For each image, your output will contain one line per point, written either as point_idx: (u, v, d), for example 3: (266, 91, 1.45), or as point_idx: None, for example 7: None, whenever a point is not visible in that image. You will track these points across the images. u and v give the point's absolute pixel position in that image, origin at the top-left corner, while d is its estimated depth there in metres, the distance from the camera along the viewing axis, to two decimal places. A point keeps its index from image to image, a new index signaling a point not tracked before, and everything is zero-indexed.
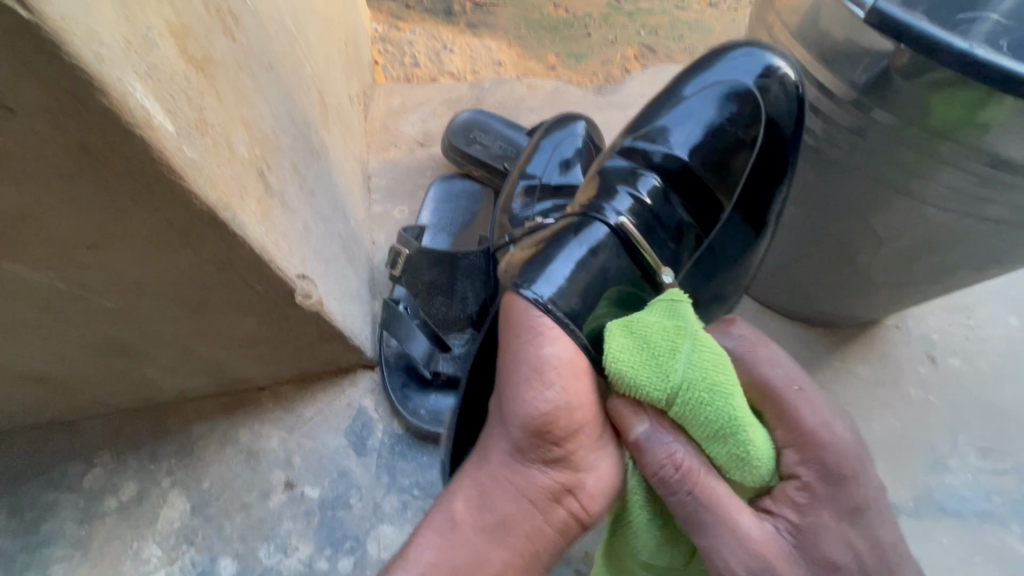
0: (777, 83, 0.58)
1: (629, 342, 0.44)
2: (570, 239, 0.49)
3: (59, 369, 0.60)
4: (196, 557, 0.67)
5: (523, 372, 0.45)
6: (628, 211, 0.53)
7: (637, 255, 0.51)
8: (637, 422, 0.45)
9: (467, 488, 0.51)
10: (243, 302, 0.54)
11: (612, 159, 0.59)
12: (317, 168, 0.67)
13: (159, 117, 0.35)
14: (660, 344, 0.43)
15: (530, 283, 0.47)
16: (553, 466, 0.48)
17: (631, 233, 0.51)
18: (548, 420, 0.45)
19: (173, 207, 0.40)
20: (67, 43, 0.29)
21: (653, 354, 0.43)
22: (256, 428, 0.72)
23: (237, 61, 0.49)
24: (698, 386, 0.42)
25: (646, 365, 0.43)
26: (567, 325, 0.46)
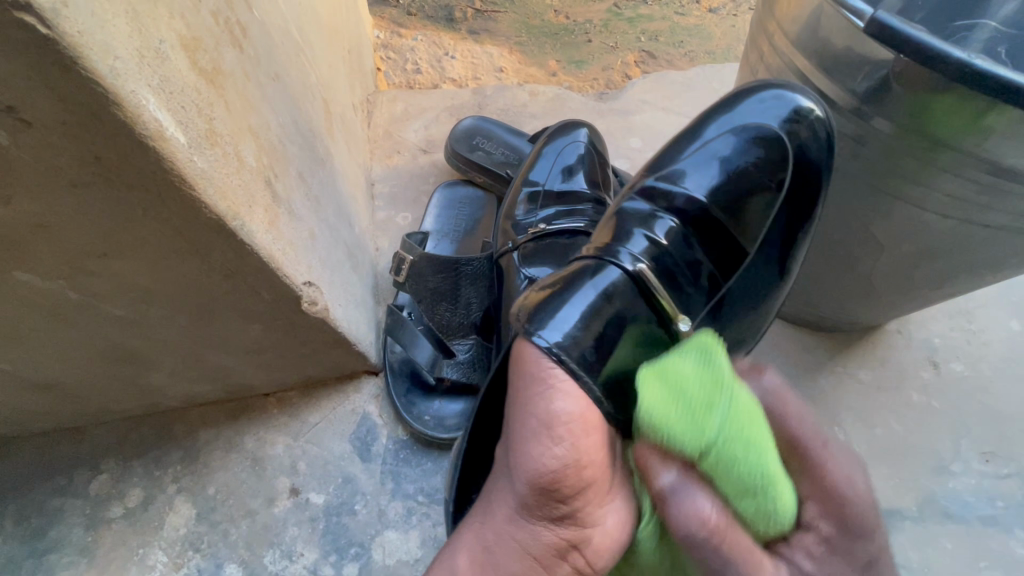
0: (806, 126, 0.57)
1: (658, 389, 0.38)
2: (585, 283, 0.47)
3: (66, 377, 0.61)
4: (201, 563, 0.67)
5: (528, 426, 0.41)
6: (644, 254, 0.52)
7: (654, 302, 0.48)
8: (664, 477, 0.38)
9: (474, 534, 0.49)
10: (250, 310, 0.54)
11: (630, 199, 0.58)
12: (322, 175, 0.67)
13: (171, 128, 0.36)
14: (690, 392, 0.37)
15: (542, 327, 0.44)
16: (558, 524, 0.44)
17: (648, 279, 0.49)
18: (555, 479, 0.41)
19: (185, 217, 0.41)
20: (83, 58, 0.29)
21: (688, 406, 0.37)
22: (261, 434, 0.72)
23: (244, 72, 0.49)
24: (733, 449, 0.37)
25: (679, 420, 0.37)
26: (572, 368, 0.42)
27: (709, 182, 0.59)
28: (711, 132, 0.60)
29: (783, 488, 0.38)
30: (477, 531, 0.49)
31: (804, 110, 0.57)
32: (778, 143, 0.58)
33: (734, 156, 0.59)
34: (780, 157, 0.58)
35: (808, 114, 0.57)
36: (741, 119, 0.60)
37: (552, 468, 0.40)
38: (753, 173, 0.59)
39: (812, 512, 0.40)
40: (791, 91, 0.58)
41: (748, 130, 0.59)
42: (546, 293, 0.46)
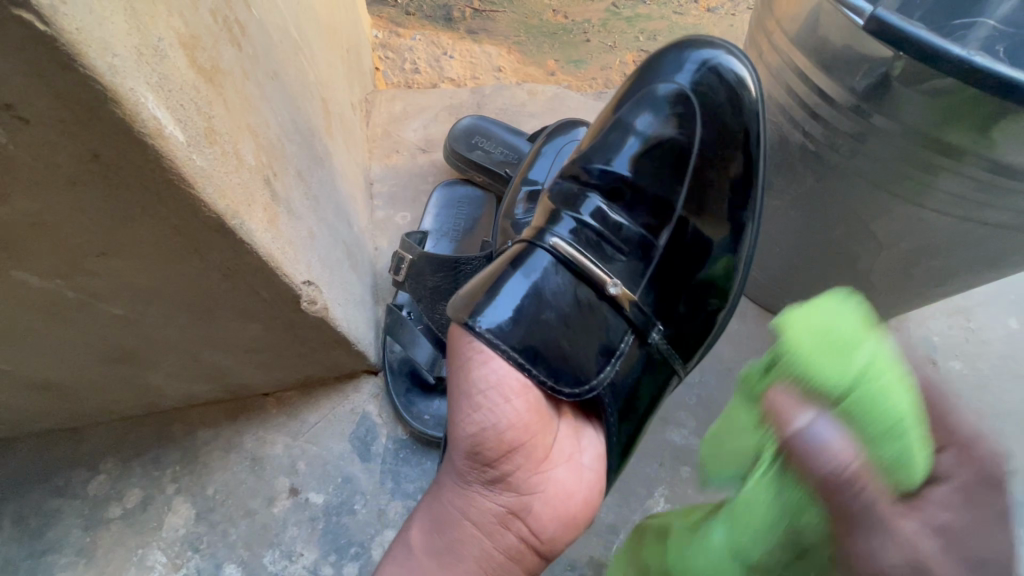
0: (709, 77, 0.58)
1: (813, 326, 0.38)
2: (512, 268, 0.51)
3: (65, 377, 0.60)
4: (201, 564, 0.67)
5: (461, 397, 0.49)
6: (567, 233, 0.53)
7: (576, 270, 0.51)
8: (801, 416, 0.37)
9: (425, 509, 0.53)
10: (249, 309, 0.54)
11: (554, 186, 0.59)
12: (320, 175, 0.67)
13: (170, 126, 0.35)
14: (836, 332, 0.38)
15: (476, 316, 0.48)
16: (495, 488, 0.50)
17: (566, 252, 0.51)
18: (482, 440, 0.48)
19: (184, 216, 0.40)
20: (82, 55, 0.29)
21: (835, 342, 0.37)
22: (260, 434, 0.72)
23: (243, 70, 0.49)
24: (873, 385, 0.35)
25: (824, 353, 0.37)
26: (499, 346, 0.48)
27: (630, 154, 0.59)
28: (625, 109, 0.61)
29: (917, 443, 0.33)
30: (427, 506, 0.53)
31: (723, 78, 0.58)
32: (687, 98, 0.58)
33: (653, 125, 0.59)
34: (693, 112, 0.58)
35: (707, 64, 0.59)
36: (648, 82, 0.60)
37: (481, 426, 0.48)
38: (673, 135, 0.59)
39: (946, 462, 0.34)
40: (689, 50, 0.60)
41: (657, 94, 0.59)
42: (482, 285, 0.50)
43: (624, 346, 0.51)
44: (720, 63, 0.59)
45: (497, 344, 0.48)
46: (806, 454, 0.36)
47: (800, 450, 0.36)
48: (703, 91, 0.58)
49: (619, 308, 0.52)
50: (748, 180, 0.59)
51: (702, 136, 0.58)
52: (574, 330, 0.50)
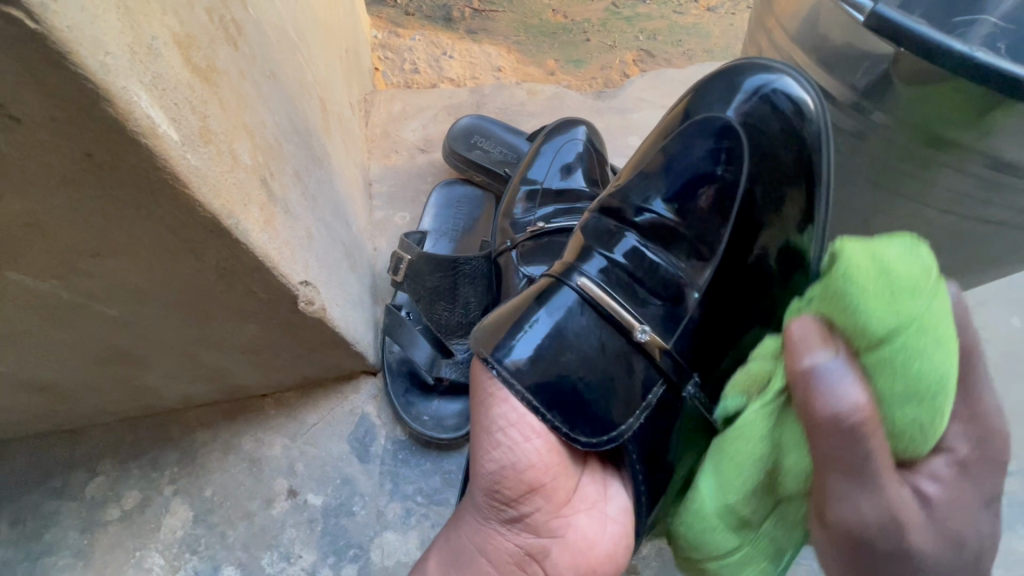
0: (762, 104, 0.53)
1: (880, 263, 0.36)
2: (536, 308, 0.48)
3: (61, 378, 0.60)
4: (198, 565, 0.66)
5: (482, 431, 0.48)
6: (596, 273, 0.50)
7: (605, 313, 0.48)
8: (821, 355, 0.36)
9: (443, 541, 0.53)
10: (247, 310, 0.54)
11: (589, 219, 0.56)
12: (319, 175, 0.67)
13: (164, 125, 0.35)
14: (896, 280, 0.36)
15: (495, 356, 0.47)
16: (514, 528, 0.50)
17: (594, 294, 0.48)
18: (501, 481, 0.48)
19: (178, 216, 0.40)
20: (73, 53, 0.29)
21: (891, 288, 0.35)
22: (259, 436, 0.72)
23: (239, 69, 0.49)
24: (914, 348, 0.35)
25: (876, 298, 0.36)
26: (513, 386, 0.46)
27: (668, 189, 0.55)
28: (664, 139, 0.57)
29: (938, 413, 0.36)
30: (447, 535, 0.53)
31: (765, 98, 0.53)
32: (733, 130, 0.54)
33: (692, 157, 0.55)
34: (738, 144, 0.53)
35: (761, 90, 0.53)
36: (694, 113, 0.56)
37: (502, 464, 0.48)
38: (714, 170, 0.54)
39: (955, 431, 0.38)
40: (740, 74, 0.54)
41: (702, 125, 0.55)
42: (505, 321, 0.48)
43: (652, 397, 0.48)
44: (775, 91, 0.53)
45: (511, 384, 0.46)
46: (810, 387, 0.35)
47: (803, 382, 0.36)
48: (752, 123, 0.53)
49: (649, 357, 0.48)
50: (807, 218, 0.53)
51: (748, 168, 0.53)
52: (599, 379, 0.47)
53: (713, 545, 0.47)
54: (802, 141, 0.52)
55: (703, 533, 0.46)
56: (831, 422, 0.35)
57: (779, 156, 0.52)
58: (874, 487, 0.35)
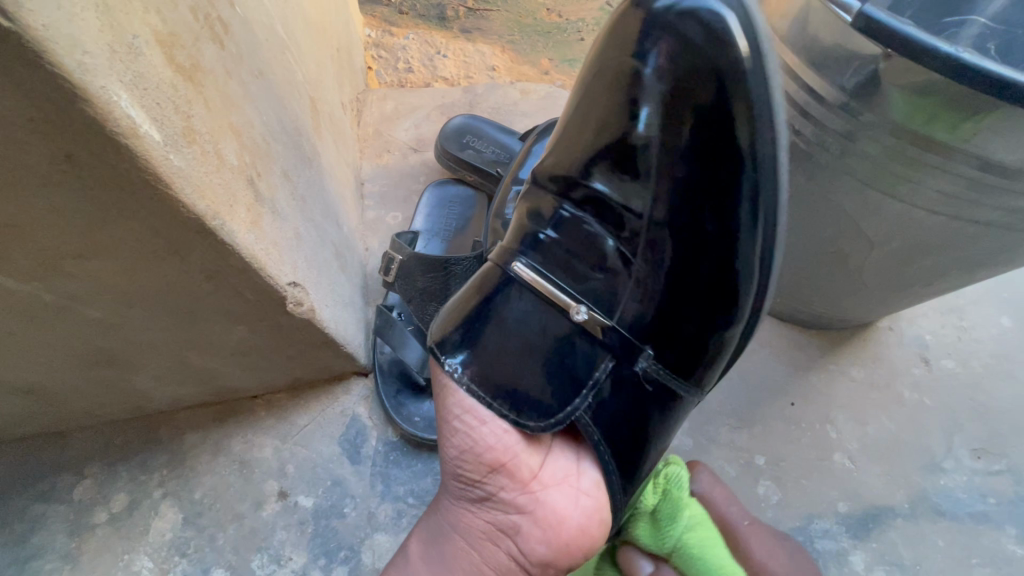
0: (668, 34, 0.41)
1: (654, 500, 0.57)
2: (474, 298, 0.48)
3: (46, 381, 0.60)
4: (188, 568, 0.66)
5: (444, 414, 0.51)
6: (531, 255, 0.47)
7: (544, 296, 0.47)
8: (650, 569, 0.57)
9: (422, 524, 0.54)
10: (234, 311, 0.53)
11: (527, 190, 0.51)
12: (309, 176, 0.67)
13: (144, 125, 0.35)
14: (664, 512, 0.56)
15: (444, 351, 0.48)
16: (485, 505, 0.51)
17: (527, 280, 0.47)
18: (466, 458, 0.50)
19: (162, 217, 0.40)
20: (50, 52, 0.28)
21: (660, 520, 0.56)
22: (249, 437, 0.71)
23: (225, 69, 0.48)
24: (697, 554, 0.55)
25: (651, 526, 0.57)
26: (460, 378, 0.48)
27: (590, 150, 0.47)
28: (581, 86, 0.47)
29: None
30: (426, 518, 0.55)
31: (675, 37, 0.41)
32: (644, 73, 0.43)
33: (606, 112, 0.45)
34: (648, 96, 0.43)
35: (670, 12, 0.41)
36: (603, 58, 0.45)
37: (465, 442, 0.50)
38: (633, 125, 0.44)
39: None
40: None
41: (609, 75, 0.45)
42: (451, 316, 0.49)
43: (599, 374, 0.46)
44: (690, 18, 0.40)
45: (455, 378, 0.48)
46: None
47: None
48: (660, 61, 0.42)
49: (592, 337, 0.46)
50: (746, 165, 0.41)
51: (664, 123, 0.43)
52: (544, 357, 0.46)
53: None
54: (727, 78, 0.39)
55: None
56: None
57: (699, 104, 0.41)
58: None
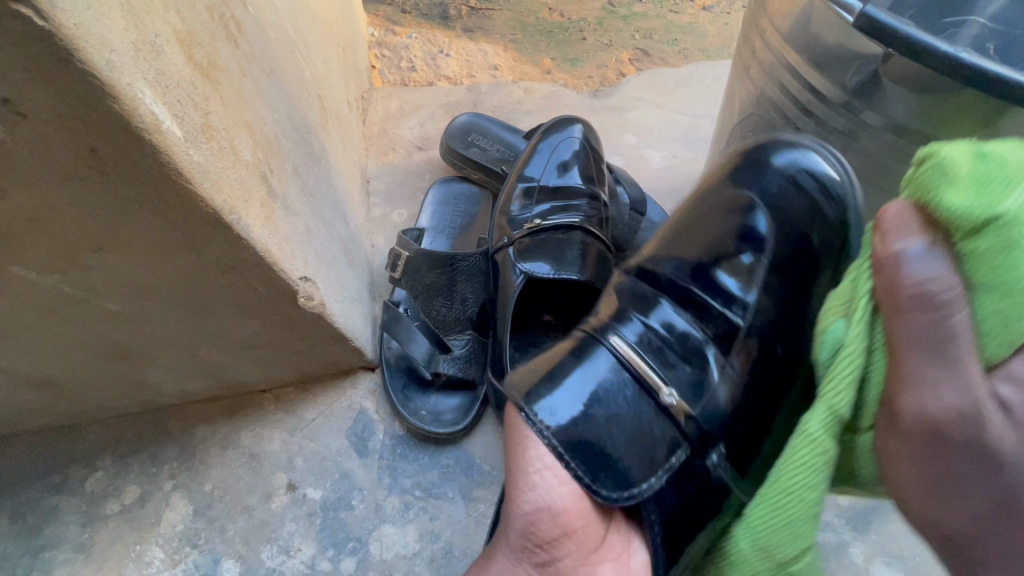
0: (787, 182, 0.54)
1: (967, 157, 0.34)
2: (569, 359, 0.49)
3: (61, 374, 0.61)
4: (198, 559, 0.67)
5: (523, 479, 0.46)
6: (634, 338, 0.50)
7: (640, 378, 0.48)
8: (910, 244, 0.36)
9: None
10: (248, 305, 0.55)
11: (624, 281, 0.56)
12: (318, 172, 0.68)
13: (167, 121, 0.36)
14: (995, 173, 0.34)
15: (532, 404, 0.46)
16: (541, 572, 0.48)
17: (632, 361, 0.48)
18: (534, 522, 0.46)
19: (181, 211, 0.41)
20: (80, 50, 0.30)
21: (986, 182, 0.34)
22: (257, 431, 0.72)
23: (240, 66, 0.49)
24: (1000, 243, 0.34)
25: (965, 187, 0.34)
26: (543, 434, 0.46)
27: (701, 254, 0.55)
28: (690, 212, 0.57)
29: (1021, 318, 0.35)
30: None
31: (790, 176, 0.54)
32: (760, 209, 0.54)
33: (718, 233, 0.55)
34: (761, 223, 0.54)
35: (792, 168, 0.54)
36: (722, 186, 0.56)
37: (534, 513, 0.46)
38: (744, 248, 0.54)
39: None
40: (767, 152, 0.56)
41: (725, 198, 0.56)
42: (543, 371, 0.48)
43: (674, 460, 0.47)
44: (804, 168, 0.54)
45: (539, 430, 0.46)
46: (897, 271, 0.36)
47: (892, 262, 0.36)
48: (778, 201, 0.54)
49: (674, 421, 0.47)
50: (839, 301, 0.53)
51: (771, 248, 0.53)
52: (630, 436, 0.46)
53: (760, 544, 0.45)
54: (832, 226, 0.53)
55: (780, 510, 0.43)
56: (914, 294, 0.35)
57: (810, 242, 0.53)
58: (958, 370, 0.36)
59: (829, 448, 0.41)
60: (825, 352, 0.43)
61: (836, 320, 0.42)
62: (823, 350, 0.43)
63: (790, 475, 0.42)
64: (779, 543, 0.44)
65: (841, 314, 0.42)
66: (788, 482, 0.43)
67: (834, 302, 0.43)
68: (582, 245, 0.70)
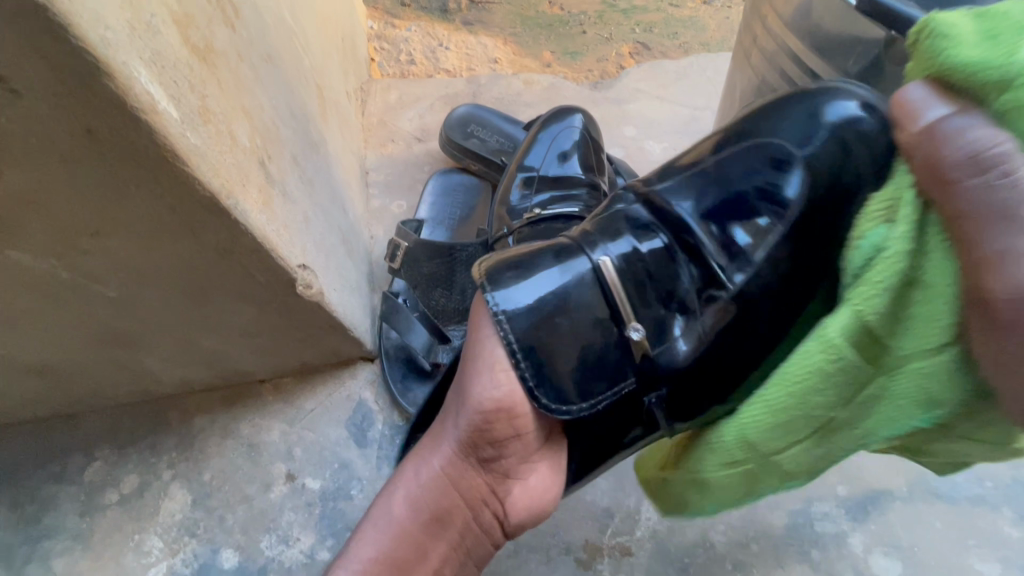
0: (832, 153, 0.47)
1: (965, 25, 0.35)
2: (547, 258, 0.47)
3: (59, 361, 0.60)
4: (197, 549, 0.66)
5: (475, 378, 0.46)
6: (619, 258, 0.47)
7: (611, 304, 0.46)
8: (934, 110, 0.35)
9: (414, 470, 0.51)
10: (246, 292, 0.54)
11: (626, 199, 0.52)
12: (316, 161, 0.67)
13: (163, 102, 0.35)
14: (999, 29, 0.34)
15: (497, 289, 0.46)
16: (487, 467, 0.49)
17: (608, 282, 0.46)
18: (489, 419, 0.46)
19: (177, 195, 0.40)
20: (74, 26, 0.29)
21: (991, 37, 0.34)
22: (256, 421, 0.72)
23: (237, 51, 0.49)
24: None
25: (973, 44, 0.34)
26: (500, 324, 0.45)
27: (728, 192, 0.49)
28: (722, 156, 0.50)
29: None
30: (394, 493, 0.52)
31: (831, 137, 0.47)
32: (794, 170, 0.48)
33: (744, 186, 0.49)
34: (791, 189, 0.47)
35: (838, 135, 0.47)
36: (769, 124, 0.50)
37: (483, 416, 0.46)
38: (766, 212, 0.48)
39: None
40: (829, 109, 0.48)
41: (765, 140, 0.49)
42: (519, 261, 0.47)
43: (618, 390, 0.46)
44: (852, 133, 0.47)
45: (495, 316, 0.45)
46: (936, 142, 0.34)
47: (927, 139, 0.34)
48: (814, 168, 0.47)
49: (629, 355, 0.46)
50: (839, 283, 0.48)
51: (790, 219, 0.47)
52: (584, 361, 0.45)
53: (748, 440, 0.44)
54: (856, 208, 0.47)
55: (779, 403, 0.42)
56: (962, 161, 0.33)
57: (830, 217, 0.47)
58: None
59: (845, 352, 0.40)
60: (858, 262, 0.41)
61: (874, 229, 0.40)
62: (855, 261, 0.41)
63: (796, 370, 0.42)
64: (770, 441, 0.43)
65: (882, 222, 0.40)
66: (793, 375, 0.42)
67: (873, 213, 0.41)
68: None
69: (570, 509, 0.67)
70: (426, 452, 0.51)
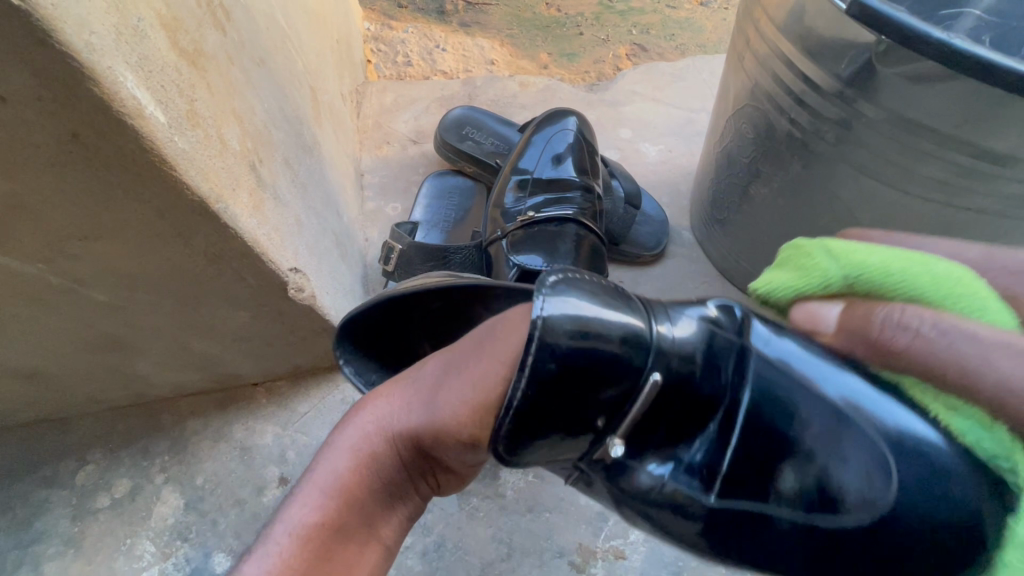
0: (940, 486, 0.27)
1: (783, 270, 0.34)
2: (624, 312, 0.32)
3: (50, 365, 0.60)
4: (189, 553, 0.66)
5: (478, 360, 0.37)
6: (669, 371, 0.32)
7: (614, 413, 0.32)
8: (828, 311, 0.32)
9: (363, 436, 0.41)
10: (235, 296, 0.54)
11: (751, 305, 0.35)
12: (309, 164, 0.67)
13: (150, 106, 0.35)
14: (804, 258, 0.33)
15: (550, 298, 0.31)
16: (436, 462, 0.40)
17: (636, 398, 0.32)
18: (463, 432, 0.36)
19: (166, 200, 0.40)
20: (58, 31, 0.29)
21: (801, 266, 0.33)
22: (249, 424, 0.72)
23: (227, 54, 0.49)
24: (858, 263, 0.30)
25: (795, 278, 0.33)
26: (537, 334, 0.30)
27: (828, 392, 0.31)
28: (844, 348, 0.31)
29: (988, 291, 0.28)
30: (339, 452, 0.41)
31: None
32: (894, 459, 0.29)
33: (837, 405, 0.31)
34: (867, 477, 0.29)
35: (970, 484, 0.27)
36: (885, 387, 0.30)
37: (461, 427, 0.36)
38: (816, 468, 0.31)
39: None
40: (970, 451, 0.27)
41: (859, 386, 0.30)
42: (596, 285, 0.32)
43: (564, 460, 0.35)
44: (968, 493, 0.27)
45: (538, 317, 0.30)
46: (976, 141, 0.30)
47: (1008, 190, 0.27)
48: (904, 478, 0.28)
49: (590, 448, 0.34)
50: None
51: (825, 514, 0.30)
52: (564, 426, 0.32)
53: None
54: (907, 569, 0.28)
55: None
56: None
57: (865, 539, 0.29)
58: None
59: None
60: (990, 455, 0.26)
61: (951, 414, 0.28)
62: (993, 463, 0.26)
63: None
64: None
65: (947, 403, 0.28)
66: None
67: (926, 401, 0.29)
68: (576, 238, 0.70)
69: (565, 512, 0.66)
70: (392, 405, 0.41)
